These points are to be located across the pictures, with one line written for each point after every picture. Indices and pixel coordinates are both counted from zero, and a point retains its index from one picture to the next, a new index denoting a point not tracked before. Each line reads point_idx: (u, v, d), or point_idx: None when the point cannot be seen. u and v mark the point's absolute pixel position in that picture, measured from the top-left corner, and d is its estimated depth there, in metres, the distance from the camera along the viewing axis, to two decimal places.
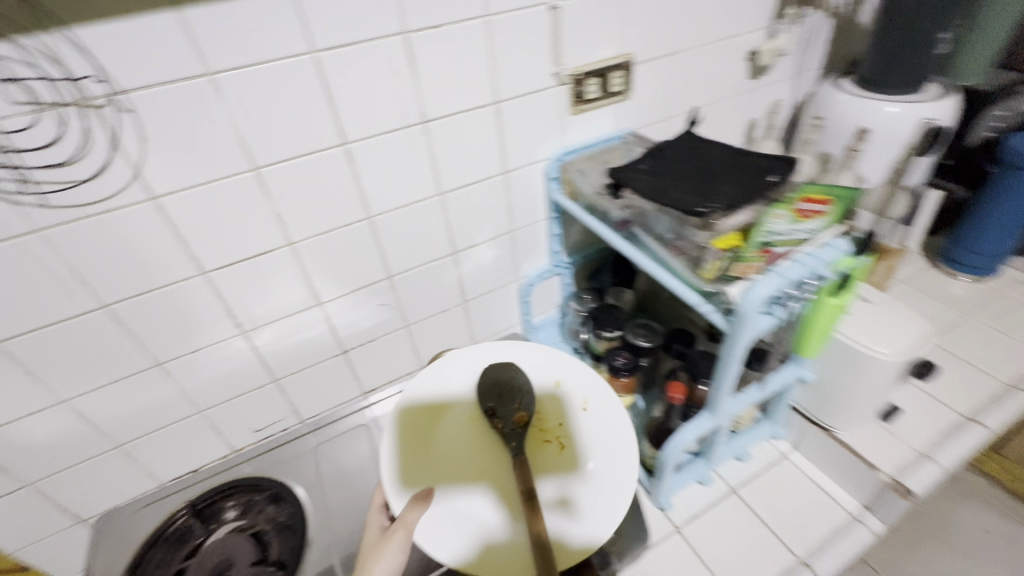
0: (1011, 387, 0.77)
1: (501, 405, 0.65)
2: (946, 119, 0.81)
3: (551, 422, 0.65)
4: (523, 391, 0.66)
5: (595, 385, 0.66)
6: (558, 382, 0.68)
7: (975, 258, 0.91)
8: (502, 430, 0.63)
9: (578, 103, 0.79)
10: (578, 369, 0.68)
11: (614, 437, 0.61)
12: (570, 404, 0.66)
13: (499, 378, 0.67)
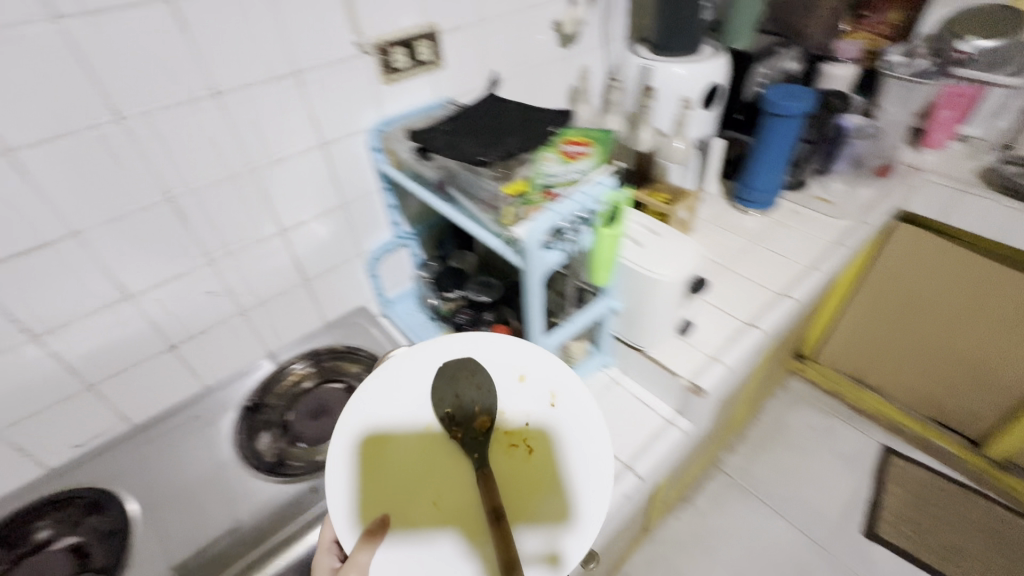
0: (780, 295, 0.92)
1: (458, 408, 0.55)
2: (717, 75, 0.99)
3: (515, 423, 0.55)
4: (481, 389, 0.56)
5: (565, 376, 0.57)
6: (522, 375, 0.57)
7: (757, 195, 1.10)
8: (464, 438, 0.53)
9: (388, 73, 0.80)
10: (538, 361, 0.58)
11: (590, 437, 0.54)
12: (532, 400, 0.56)
13: (452, 374, 0.56)
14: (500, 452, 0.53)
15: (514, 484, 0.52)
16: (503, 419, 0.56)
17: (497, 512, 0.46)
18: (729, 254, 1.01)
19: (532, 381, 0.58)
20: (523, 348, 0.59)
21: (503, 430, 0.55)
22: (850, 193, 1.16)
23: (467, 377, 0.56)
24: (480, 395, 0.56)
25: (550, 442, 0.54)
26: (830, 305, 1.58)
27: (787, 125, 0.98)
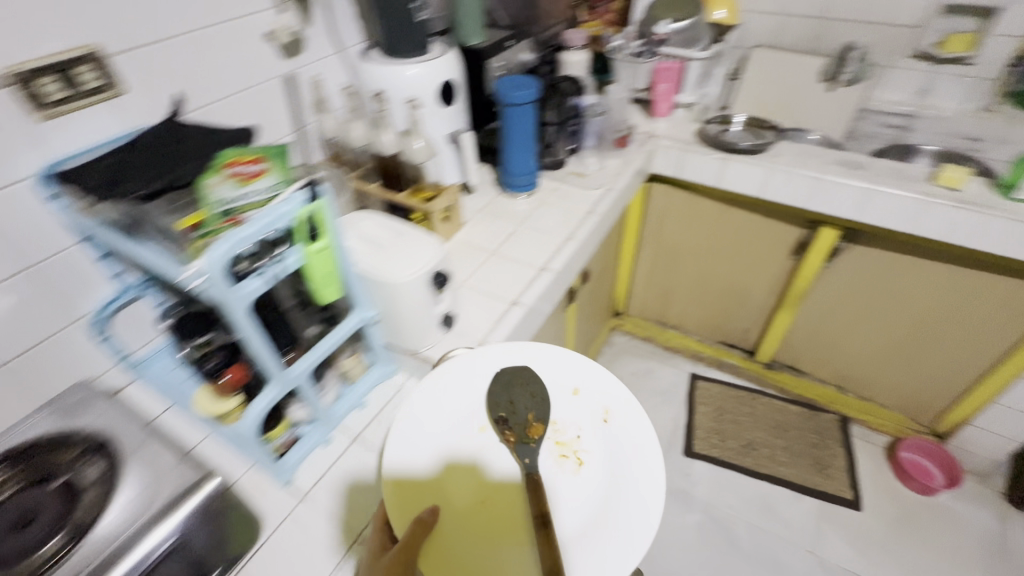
0: (542, 270, 0.99)
1: (512, 414, 0.69)
2: (448, 72, 1.02)
3: (566, 435, 0.69)
4: (533, 398, 0.71)
5: (612, 394, 0.71)
6: (574, 390, 0.73)
7: (519, 179, 1.18)
8: (516, 439, 0.67)
9: (42, 107, 0.67)
10: (593, 379, 0.73)
11: (639, 449, 0.65)
12: (585, 416, 0.70)
13: (514, 382, 0.72)
14: (552, 457, 0.67)
15: (565, 484, 0.64)
16: (557, 430, 0.69)
17: (542, 516, 0.58)
18: (497, 239, 1.07)
19: (583, 396, 0.72)
20: (576, 367, 0.75)
21: (553, 439, 0.68)
22: (601, 166, 1.30)
23: (520, 388, 0.72)
24: (533, 401, 0.71)
25: (596, 458, 0.66)
26: (624, 262, 1.78)
27: (522, 113, 1.07)
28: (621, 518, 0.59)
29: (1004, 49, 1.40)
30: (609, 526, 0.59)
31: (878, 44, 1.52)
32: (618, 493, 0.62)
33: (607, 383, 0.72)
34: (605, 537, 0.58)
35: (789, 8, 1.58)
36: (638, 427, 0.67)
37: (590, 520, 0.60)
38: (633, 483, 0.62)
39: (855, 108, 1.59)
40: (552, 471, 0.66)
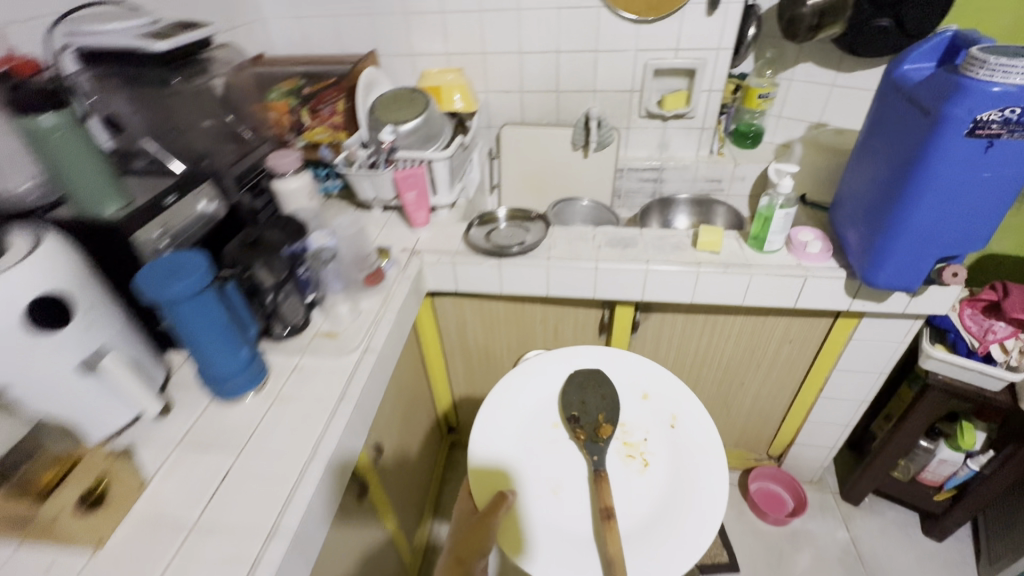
0: (267, 538, 0.69)
1: (586, 414, 1.05)
2: (42, 282, 0.65)
3: (633, 435, 1.04)
4: (601, 399, 1.07)
5: (671, 407, 1.07)
6: (641, 394, 1.10)
7: (232, 380, 0.84)
8: (589, 435, 1.02)
9: None
10: (654, 397, 1.09)
11: (685, 470, 0.99)
12: (647, 426, 1.05)
13: (587, 393, 1.09)
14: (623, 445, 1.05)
15: (635, 477, 1.01)
16: (623, 432, 1.05)
17: (609, 506, 0.93)
18: (199, 497, 0.73)
19: (649, 399, 1.10)
20: (636, 384, 1.11)
21: (624, 438, 1.04)
22: (354, 314, 1.04)
23: (593, 391, 1.08)
24: (602, 404, 1.07)
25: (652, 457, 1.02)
26: (438, 381, 1.53)
27: (192, 305, 0.75)
28: (670, 512, 0.95)
29: (712, 101, 1.49)
30: (658, 526, 0.94)
31: (611, 109, 1.55)
32: (672, 488, 0.98)
33: (666, 399, 1.08)
34: (658, 529, 0.93)
35: (523, 85, 1.54)
36: (689, 435, 1.03)
37: (642, 516, 0.96)
38: (684, 476, 0.98)
39: (611, 169, 1.60)
40: (621, 461, 1.02)
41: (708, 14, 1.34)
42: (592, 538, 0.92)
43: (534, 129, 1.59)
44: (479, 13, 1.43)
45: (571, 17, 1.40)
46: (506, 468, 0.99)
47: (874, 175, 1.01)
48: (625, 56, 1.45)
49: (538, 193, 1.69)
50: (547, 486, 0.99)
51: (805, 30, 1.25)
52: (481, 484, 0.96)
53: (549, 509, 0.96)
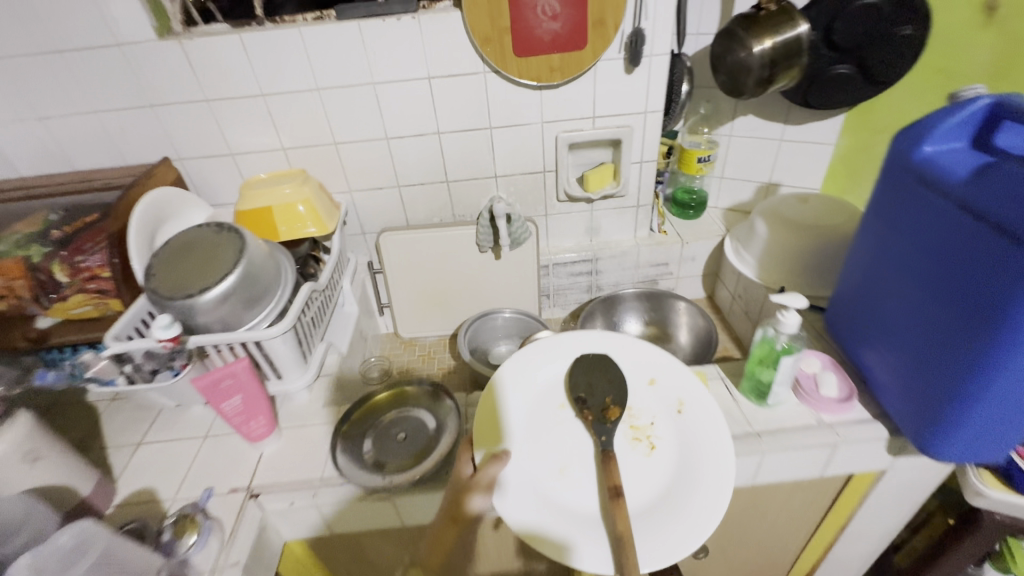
0: None
1: (590, 394, 0.78)
2: None
3: (640, 421, 0.78)
4: (610, 382, 0.80)
5: (688, 391, 0.80)
6: (650, 380, 0.82)
7: None
8: (595, 418, 0.76)
9: None
10: (669, 379, 0.82)
11: (702, 438, 0.75)
12: (659, 406, 0.79)
13: (594, 371, 0.80)
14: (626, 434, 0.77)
15: (643, 468, 0.74)
16: (631, 416, 0.79)
17: (616, 490, 0.67)
18: None
19: (658, 386, 0.82)
20: (648, 362, 0.83)
21: (629, 423, 0.78)
22: None
23: (599, 374, 0.81)
24: (610, 385, 0.80)
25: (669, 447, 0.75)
26: None
27: None
28: (688, 510, 0.69)
29: (645, 173, 1.17)
30: (674, 525, 0.68)
31: (521, 196, 1.18)
32: (694, 477, 0.72)
33: (685, 383, 0.80)
34: (671, 531, 0.67)
35: (400, 177, 1.13)
36: (708, 419, 0.76)
37: (650, 510, 0.70)
38: (704, 464, 0.72)
39: (534, 268, 1.24)
40: (626, 452, 0.76)
41: (627, 72, 1.01)
42: (595, 532, 0.68)
43: (426, 231, 1.18)
44: (318, 92, 1.01)
45: (448, 89, 1.02)
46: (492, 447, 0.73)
47: (904, 290, 0.73)
48: (529, 130, 1.09)
49: (445, 306, 1.29)
50: (541, 474, 0.73)
51: (749, 87, 0.98)
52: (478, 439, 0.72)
53: (537, 499, 0.70)
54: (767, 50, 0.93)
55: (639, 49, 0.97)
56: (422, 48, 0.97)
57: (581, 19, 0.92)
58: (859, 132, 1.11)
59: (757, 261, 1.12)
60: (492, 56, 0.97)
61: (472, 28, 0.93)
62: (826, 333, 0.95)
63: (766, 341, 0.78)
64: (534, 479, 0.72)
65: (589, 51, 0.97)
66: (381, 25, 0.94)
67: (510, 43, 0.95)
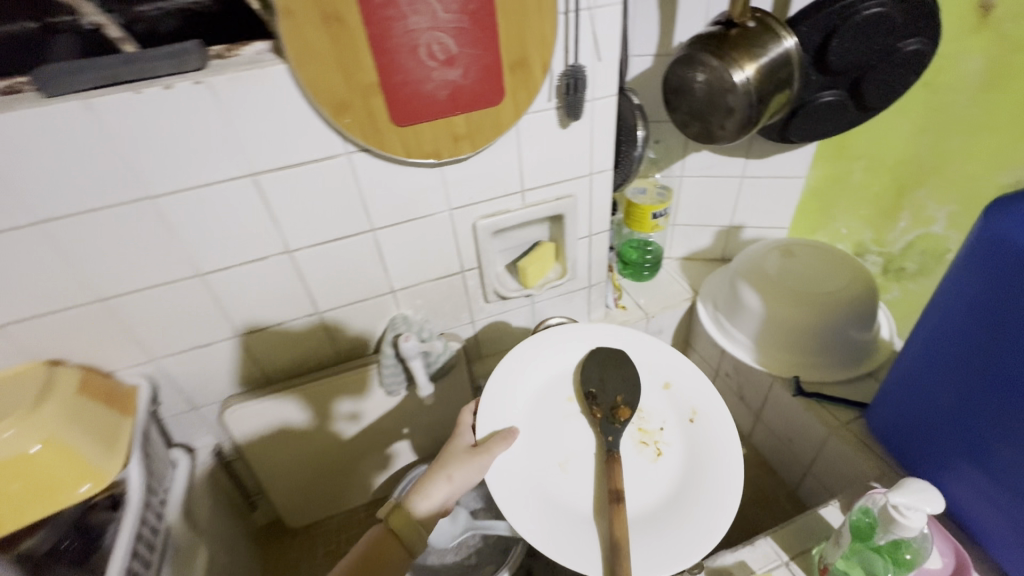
0: None
1: (602, 390, 0.69)
2: None
3: (650, 424, 0.68)
4: (624, 382, 0.70)
5: (705, 398, 0.68)
6: (665, 383, 0.71)
7: None
8: (603, 417, 0.66)
9: None
10: (685, 381, 0.70)
11: (716, 452, 0.63)
12: (672, 411, 0.68)
13: (609, 364, 0.71)
14: (634, 431, 0.67)
15: (649, 476, 0.63)
16: (639, 417, 0.68)
17: (617, 494, 0.58)
18: None
19: (674, 389, 0.70)
20: (661, 361, 0.72)
21: (637, 424, 0.68)
22: None
23: (613, 370, 0.71)
24: (625, 385, 0.69)
25: (679, 456, 0.65)
26: None
27: None
28: (698, 517, 0.58)
29: (596, 248, 0.87)
30: (679, 529, 0.58)
31: (434, 307, 0.82)
32: (706, 477, 0.61)
33: (702, 390, 0.69)
34: (672, 536, 0.58)
35: (241, 321, 0.71)
36: (726, 432, 0.64)
37: (652, 516, 0.60)
38: (718, 463, 0.62)
39: (470, 395, 0.89)
40: (630, 458, 0.65)
41: (562, 125, 0.69)
42: (586, 535, 0.58)
43: (301, 387, 0.78)
44: (40, 225, 0.55)
45: (293, 186, 0.62)
46: (491, 430, 0.64)
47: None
48: (432, 223, 0.73)
49: (351, 470, 0.89)
50: (541, 470, 0.63)
51: (728, 132, 0.71)
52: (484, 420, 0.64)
53: (529, 495, 0.60)
54: (752, 79, 0.66)
55: (580, 95, 0.65)
56: (229, 129, 0.56)
57: (492, 59, 0.58)
58: (831, 161, 0.92)
59: (751, 338, 0.88)
60: (357, 129, 0.58)
61: (314, 89, 0.55)
62: (874, 441, 0.74)
63: (868, 526, 0.54)
64: (530, 474, 0.62)
65: (509, 104, 0.63)
66: (136, 99, 0.51)
67: (384, 105, 0.58)
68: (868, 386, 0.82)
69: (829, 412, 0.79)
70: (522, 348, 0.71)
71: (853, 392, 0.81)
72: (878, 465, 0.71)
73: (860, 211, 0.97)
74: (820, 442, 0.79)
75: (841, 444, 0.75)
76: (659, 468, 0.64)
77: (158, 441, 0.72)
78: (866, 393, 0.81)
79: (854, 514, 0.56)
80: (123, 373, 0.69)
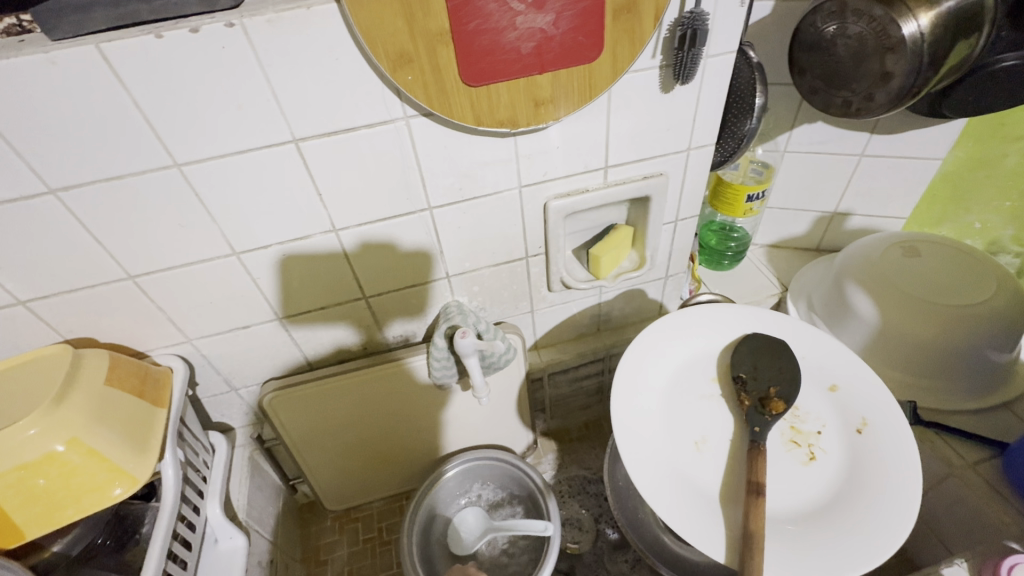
0: None
1: (753, 377, 0.63)
2: None
3: (805, 425, 0.60)
4: (783, 374, 0.63)
5: (882, 408, 0.58)
6: (831, 386, 0.62)
7: None
8: (750, 405, 0.61)
9: None
10: (857, 384, 0.60)
11: (890, 468, 0.54)
12: (836, 415, 0.60)
13: (764, 352, 0.64)
14: (785, 427, 0.61)
15: (796, 477, 0.57)
16: (794, 415, 0.61)
17: (757, 487, 0.54)
18: None
19: (841, 393, 0.61)
20: (829, 357, 0.63)
21: (789, 422, 0.61)
22: None
23: (769, 359, 0.64)
24: (785, 380, 0.62)
25: (837, 464, 0.57)
26: None
27: None
28: (856, 529, 0.51)
29: (680, 236, 0.75)
30: (826, 532, 0.52)
31: (492, 295, 0.73)
32: (869, 488, 0.54)
33: (880, 397, 0.59)
34: (817, 542, 0.52)
35: (281, 304, 0.64)
36: (903, 450, 0.54)
37: (797, 517, 0.55)
38: (887, 479, 0.53)
39: (523, 390, 0.82)
40: (777, 454, 0.59)
41: (664, 90, 0.56)
42: (712, 520, 0.55)
43: (338, 376, 0.72)
44: (55, 195, 0.48)
45: (340, 157, 0.53)
46: (629, 398, 0.62)
47: None
48: (497, 204, 0.62)
49: (394, 462, 0.84)
50: (676, 449, 0.60)
51: (876, 105, 0.56)
52: (633, 380, 0.63)
53: (659, 472, 0.58)
54: (927, 32, 0.51)
55: (697, 50, 0.51)
56: (269, 85, 0.46)
57: (593, 1, 0.46)
58: (981, 142, 0.74)
59: (856, 349, 0.75)
60: (419, 89, 0.47)
61: (371, 37, 0.43)
62: (1008, 489, 0.61)
63: None
64: (662, 450, 0.60)
65: (606, 60, 0.50)
66: (157, 45, 0.42)
67: (454, 60, 0.46)
68: (1000, 419, 0.69)
69: (950, 448, 0.67)
70: (671, 321, 0.67)
71: (979, 425, 0.69)
72: (1014, 520, 0.59)
73: (1004, 204, 0.80)
74: (934, 481, 0.68)
75: (962, 488, 0.64)
76: (809, 471, 0.57)
77: (196, 425, 0.67)
78: (995, 427, 0.68)
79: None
80: (157, 352, 0.64)
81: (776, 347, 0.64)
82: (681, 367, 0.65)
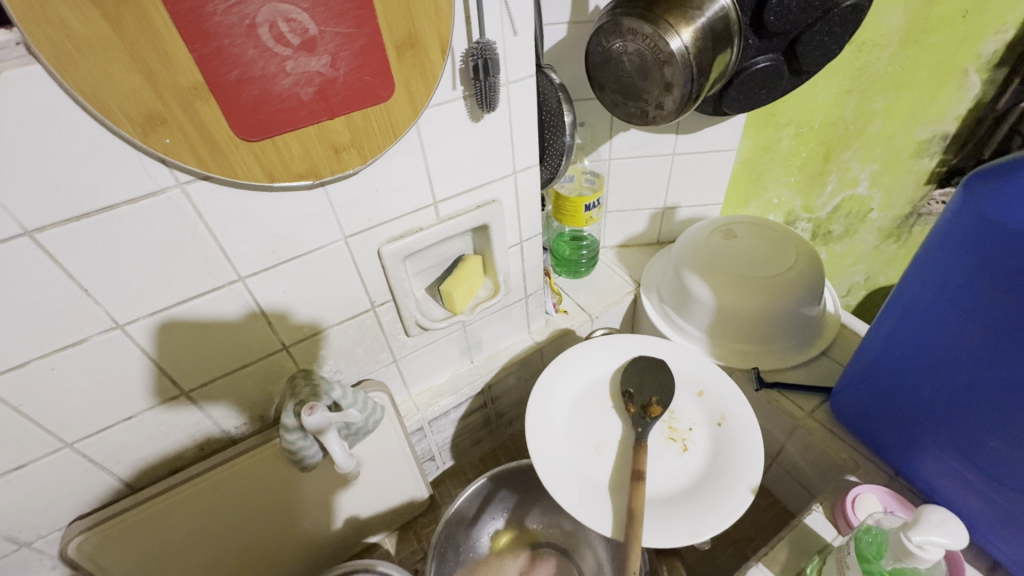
0: None
1: (640, 390, 0.65)
2: None
3: (680, 424, 0.63)
4: (663, 387, 0.65)
5: (739, 407, 0.62)
6: (699, 392, 0.65)
7: None
8: (635, 412, 0.63)
9: None
10: (718, 388, 0.64)
11: (741, 454, 0.58)
12: (703, 413, 0.64)
13: (650, 370, 0.67)
14: (660, 434, 0.63)
15: (669, 468, 0.59)
16: (670, 416, 0.64)
17: (638, 473, 0.55)
18: None
19: (707, 397, 0.65)
20: (696, 367, 0.67)
21: (667, 422, 0.63)
22: None
23: (654, 375, 0.66)
24: (665, 393, 0.65)
25: (704, 455, 0.60)
26: None
27: None
28: (711, 504, 0.54)
29: (529, 256, 0.75)
30: (690, 510, 0.55)
31: (345, 354, 0.66)
32: (727, 471, 0.57)
33: (738, 398, 0.63)
34: (681, 517, 0.54)
35: (67, 428, 0.51)
36: (754, 442, 0.58)
37: (667, 499, 0.57)
38: (740, 463, 0.57)
39: (404, 446, 0.76)
40: (656, 450, 0.61)
41: (474, 118, 0.55)
42: (603, 508, 0.55)
43: (164, 494, 0.60)
44: None
45: (103, 240, 0.43)
46: (535, 414, 0.62)
47: (976, 408, 0.50)
48: (323, 259, 0.56)
49: (265, 564, 0.73)
50: (575, 454, 0.60)
51: (666, 112, 0.61)
52: (537, 397, 0.63)
53: (563, 480, 0.57)
54: (690, 45, 0.56)
55: (493, 79, 0.50)
56: None
57: (370, 39, 0.43)
58: (761, 131, 0.85)
59: (704, 331, 0.81)
60: (185, 152, 0.41)
61: (102, 101, 0.36)
62: (842, 429, 0.70)
63: (871, 545, 0.50)
64: (562, 457, 0.59)
65: (402, 97, 0.48)
66: None
67: (219, 115, 0.40)
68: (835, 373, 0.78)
69: (792, 402, 0.74)
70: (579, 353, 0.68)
71: (810, 375, 0.78)
72: (850, 456, 0.67)
73: (789, 179, 0.94)
74: (786, 435, 0.75)
75: (809, 436, 0.71)
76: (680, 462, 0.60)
77: None
78: (821, 373, 0.78)
79: (856, 535, 0.52)
80: None
81: (654, 363, 0.67)
82: (563, 378, 0.66)
